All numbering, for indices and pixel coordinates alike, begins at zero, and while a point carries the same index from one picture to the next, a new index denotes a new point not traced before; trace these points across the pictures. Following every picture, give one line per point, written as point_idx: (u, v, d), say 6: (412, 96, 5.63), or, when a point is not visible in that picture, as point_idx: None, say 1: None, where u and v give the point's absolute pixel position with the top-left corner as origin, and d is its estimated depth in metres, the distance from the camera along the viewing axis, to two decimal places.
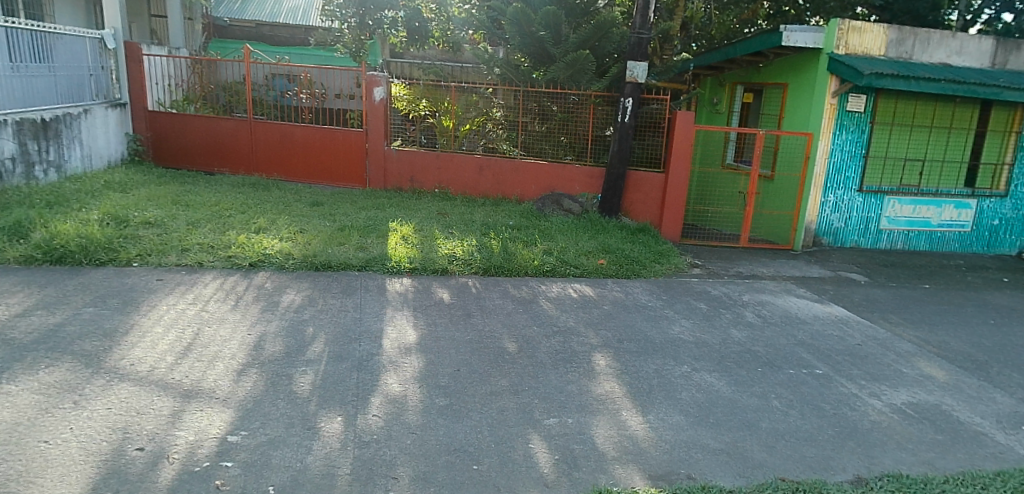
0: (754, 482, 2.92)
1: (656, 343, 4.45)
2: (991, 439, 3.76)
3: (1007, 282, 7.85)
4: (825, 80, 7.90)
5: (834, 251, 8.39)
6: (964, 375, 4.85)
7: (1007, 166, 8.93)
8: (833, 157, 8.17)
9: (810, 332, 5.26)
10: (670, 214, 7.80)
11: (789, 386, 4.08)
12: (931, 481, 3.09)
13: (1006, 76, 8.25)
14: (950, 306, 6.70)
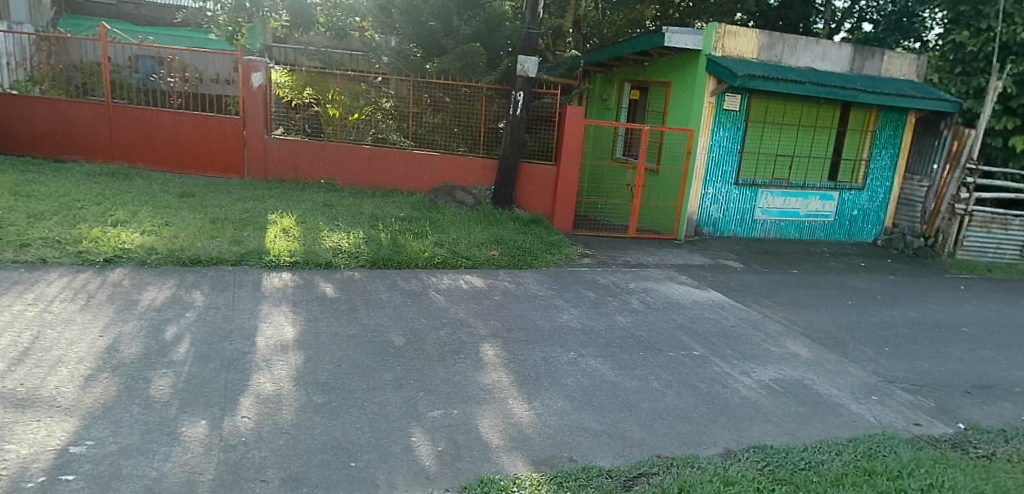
0: (633, 460, 3.04)
1: (544, 331, 4.53)
2: (845, 409, 4.13)
3: (862, 266, 8.63)
4: (704, 80, 8.36)
5: (714, 240, 8.88)
6: (824, 351, 5.29)
7: (864, 163, 9.72)
8: (711, 152, 8.66)
9: (690, 317, 5.54)
10: (562, 206, 7.92)
11: (668, 368, 4.28)
12: (792, 450, 3.34)
13: (862, 81, 9.00)
14: (814, 289, 7.28)
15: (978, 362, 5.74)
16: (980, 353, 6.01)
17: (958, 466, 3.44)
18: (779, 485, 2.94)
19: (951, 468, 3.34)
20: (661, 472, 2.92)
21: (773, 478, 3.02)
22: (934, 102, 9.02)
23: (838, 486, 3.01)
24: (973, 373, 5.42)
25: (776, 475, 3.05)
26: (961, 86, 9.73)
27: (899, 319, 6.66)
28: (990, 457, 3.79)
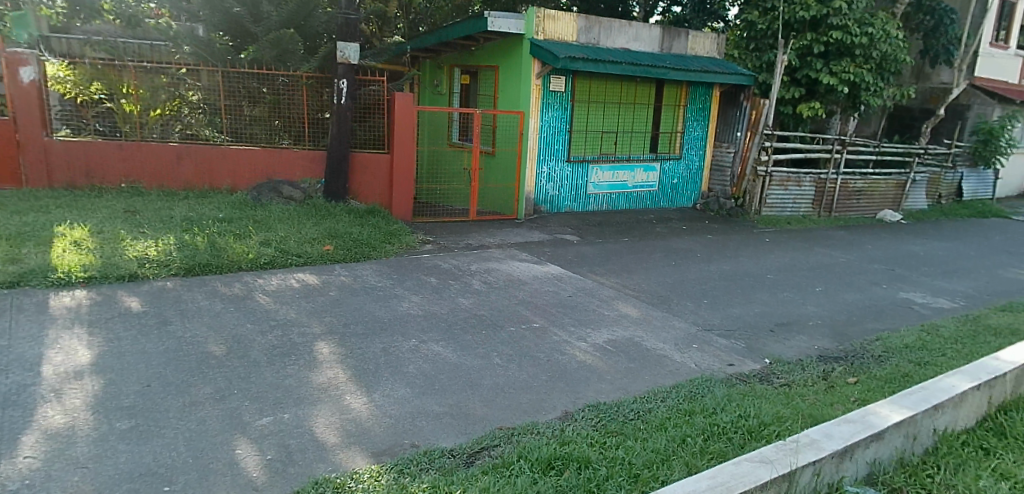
0: (474, 436, 3.16)
1: (383, 322, 4.45)
2: (671, 360, 4.53)
3: (683, 228, 9.40)
4: (529, 64, 8.54)
5: (551, 216, 9.21)
6: (652, 310, 5.70)
7: (679, 134, 10.55)
8: (543, 133, 8.89)
9: (529, 291, 5.72)
10: (399, 194, 7.78)
11: (508, 343, 4.39)
12: (623, 404, 3.68)
13: (671, 59, 9.73)
14: (643, 253, 7.82)
15: (781, 303, 6.51)
16: (781, 296, 6.82)
17: (762, 396, 3.99)
18: (610, 437, 3.24)
19: (757, 398, 3.88)
20: (502, 443, 3.08)
21: (605, 432, 3.31)
22: (732, 76, 10.06)
23: (662, 430, 3.37)
24: (776, 314, 6.14)
25: (608, 428, 3.35)
26: (755, 60, 11.01)
27: (715, 274, 7.34)
28: (787, 384, 4.36)
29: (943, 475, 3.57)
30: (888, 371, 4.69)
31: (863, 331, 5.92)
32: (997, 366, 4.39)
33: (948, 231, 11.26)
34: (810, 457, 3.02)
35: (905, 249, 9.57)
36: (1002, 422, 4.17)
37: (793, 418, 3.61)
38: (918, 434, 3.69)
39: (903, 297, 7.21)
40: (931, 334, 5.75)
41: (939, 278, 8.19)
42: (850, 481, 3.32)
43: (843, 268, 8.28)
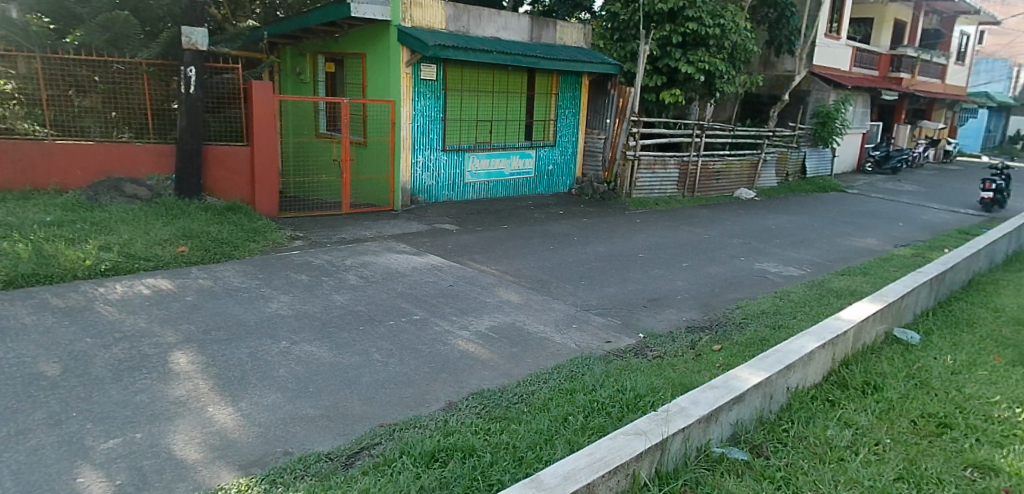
0: (353, 437, 3.02)
1: (249, 325, 4.16)
2: (552, 342, 4.60)
3: (560, 213, 9.61)
4: (397, 51, 8.32)
5: (428, 206, 9.07)
6: (533, 294, 5.77)
7: (552, 122, 10.72)
8: (416, 122, 8.73)
9: (408, 283, 5.59)
10: (263, 190, 7.36)
11: (388, 337, 4.25)
12: (506, 389, 3.68)
13: (541, 49, 9.87)
14: (522, 239, 7.90)
15: (652, 280, 6.82)
16: (652, 273, 7.14)
17: (638, 369, 4.16)
18: (493, 423, 3.23)
19: (632, 372, 4.04)
20: (383, 440, 2.98)
21: (489, 418, 3.30)
22: (598, 65, 10.39)
23: (544, 410, 3.42)
24: (648, 290, 6.42)
25: (492, 414, 3.35)
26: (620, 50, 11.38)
27: (592, 255, 7.55)
28: (660, 356, 4.57)
29: (797, 428, 3.89)
30: (748, 336, 5.05)
31: (726, 301, 6.33)
32: (838, 326, 4.84)
33: (795, 206, 12.33)
34: (680, 424, 3.19)
35: (759, 224, 10.37)
36: (844, 375, 4.61)
37: (664, 388, 3.80)
38: (775, 393, 3.99)
39: (760, 268, 7.80)
40: (784, 300, 6.26)
41: (789, 248, 8.94)
42: (717, 442, 3.55)
43: (706, 243, 8.83)
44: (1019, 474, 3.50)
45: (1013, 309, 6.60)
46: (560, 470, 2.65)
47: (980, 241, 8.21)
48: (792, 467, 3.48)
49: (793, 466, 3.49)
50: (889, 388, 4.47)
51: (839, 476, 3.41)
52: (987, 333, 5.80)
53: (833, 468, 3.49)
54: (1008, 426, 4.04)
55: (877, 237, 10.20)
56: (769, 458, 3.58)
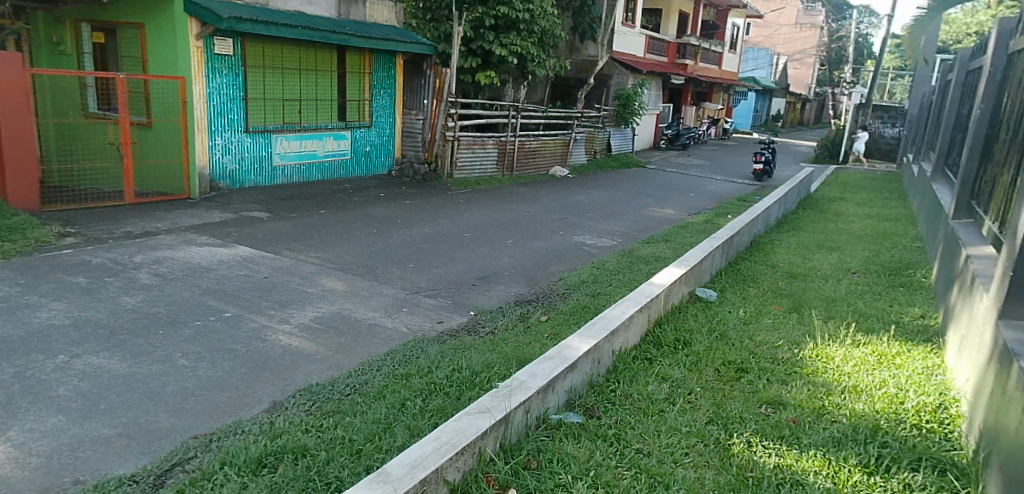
0: (162, 453, 2.66)
1: (13, 341, 3.51)
2: (383, 328, 4.44)
3: (381, 195, 9.33)
4: (184, 22, 7.44)
5: (234, 193, 8.31)
6: (358, 280, 5.52)
7: (367, 102, 10.34)
8: (211, 101, 7.94)
9: (215, 278, 5.07)
10: (14, 181, 6.25)
11: (195, 339, 3.82)
12: (337, 381, 3.47)
13: (350, 25, 9.43)
14: (343, 224, 7.55)
15: (479, 259, 6.87)
16: (478, 251, 7.20)
17: (471, 347, 4.16)
18: (327, 419, 3.02)
19: (467, 351, 4.03)
20: (200, 453, 2.65)
21: (321, 414, 3.09)
22: (412, 45, 10.17)
23: (380, 399, 3.28)
24: (476, 269, 6.45)
25: (324, 409, 3.14)
26: (433, 31, 11.32)
27: (417, 237, 7.42)
28: (492, 332, 4.61)
29: (622, 387, 4.12)
30: (572, 305, 5.27)
31: (549, 274, 6.56)
32: (652, 290, 5.22)
33: (605, 182, 13.14)
34: (521, 398, 3.25)
35: (573, 200, 10.91)
36: (658, 334, 4.98)
37: (500, 363, 3.83)
38: (602, 358, 4.19)
39: (577, 240, 8.20)
40: (601, 269, 6.62)
41: (601, 221, 9.51)
42: (554, 409, 3.65)
43: (527, 220, 9.09)
44: (802, 405, 4.02)
45: (786, 264, 7.60)
46: (406, 460, 2.55)
47: (758, 207, 9.34)
48: (621, 423, 3.69)
49: (622, 423, 3.70)
50: (696, 342, 4.91)
51: (661, 426, 3.68)
52: (768, 286, 6.61)
53: (655, 420, 3.75)
54: (791, 365, 4.61)
55: (676, 207, 11.20)
56: (601, 417, 3.74)
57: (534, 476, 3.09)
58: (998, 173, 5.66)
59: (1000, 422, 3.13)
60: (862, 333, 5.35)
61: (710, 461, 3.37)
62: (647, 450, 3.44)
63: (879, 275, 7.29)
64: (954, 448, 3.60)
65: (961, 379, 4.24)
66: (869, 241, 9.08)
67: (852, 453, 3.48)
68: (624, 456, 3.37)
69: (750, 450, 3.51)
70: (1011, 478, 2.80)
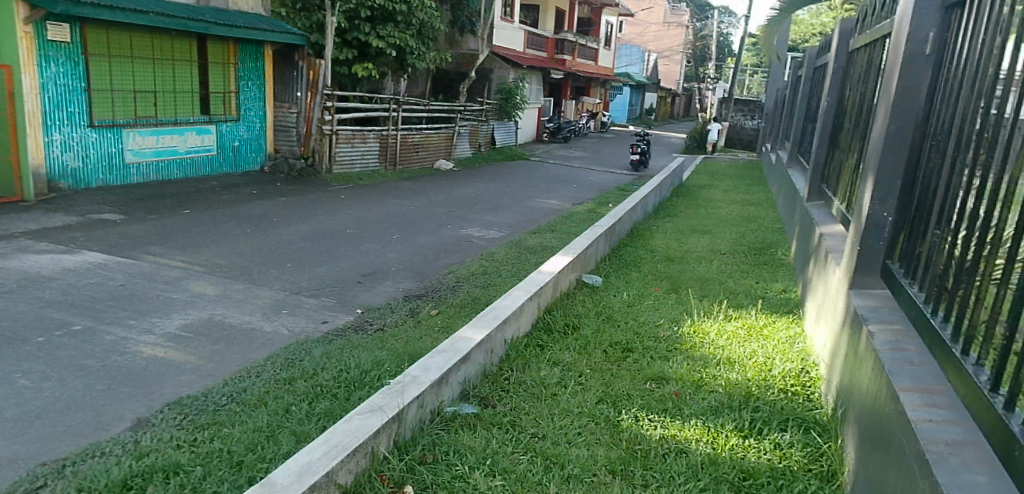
0: (6, 486, 2.37)
1: None
2: (261, 332, 4.19)
3: (253, 194, 8.83)
4: (9, 6, 6.60)
5: (82, 195, 7.55)
6: (230, 283, 5.19)
7: (233, 94, 9.78)
8: (45, 93, 7.15)
9: (63, 289, 4.58)
10: None
11: (40, 357, 3.43)
12: (213, 391, 3.24)
13: (210, 13, 8.86)
14: (212, 225, 7.07)
15: (363, 256, 6.67)
16: (362, 248, 6.99)
17: (359, 346, 4.04)
18: (201, 432, 2.80)
19: (355, 350, 3.91)
20: (52, 482, 2.38)
21: (195, 427, 2.86)
22: (281, 35, 9.61)
23: (261, 406, 3.09)
24: (361, 266, 6.26)
25: (197, 422, 2.91)
26: (304, 20, 10.96)
27: (296, 236, 7.10)
28: (381, 329, 4.51)
29: (515, 375, 4.14)
30: (462, 298, 5.26)
31: (437, 268, 6.48)
32: (541, 278, 5.29)
33: (490, 174, 13.20)
34: (414, 393, 3.19)
35: (459, 193, 10.87)
36: (548, 320, 5.06)
37: (390, 360, 3.75)
38: (495, 347, 4.20)
39: (465, 233, 8.17)
40: (490, 261, 6.63)
41: (488, 214, 9.54)
42: (448, 402, 3.60)
43: (413, 215, 8.95)
44: (683, 378, 4.22)
45: (664, 248, 7.98)
46: (292, 467, 2.42)
47: (637, 195, 9.74)
48: (516, 410, 3.71)
49: (517, 409, 3.72)
50: (584, 326, 5.04)
51: (554, 409, 3.73)
52: (649, 269, 6.90)
53: (549, 403, 3.80)
54: (672, 342, 4.84)
55: (560, 198, 11.45)
56: (495, 406, 3.74)
57: (430, 470, 3.03)
58: (844, 159, 6.24)
59: (854, 379, 3.44)
60: (734, 308, 5.71)
61: (601, 439, 3.46)
62: (541, 433, 3.48)
63: (746, 255, 7.82)
64: (815, 407, 3.92)
65: (818, 344, 4.63)
66: (736, 224, 9.72)
67: (729, 419, 3.70)
68: (519, 441, 3.39)
69: (638, 424, 3.64)
70: (865, 428, 3.08)
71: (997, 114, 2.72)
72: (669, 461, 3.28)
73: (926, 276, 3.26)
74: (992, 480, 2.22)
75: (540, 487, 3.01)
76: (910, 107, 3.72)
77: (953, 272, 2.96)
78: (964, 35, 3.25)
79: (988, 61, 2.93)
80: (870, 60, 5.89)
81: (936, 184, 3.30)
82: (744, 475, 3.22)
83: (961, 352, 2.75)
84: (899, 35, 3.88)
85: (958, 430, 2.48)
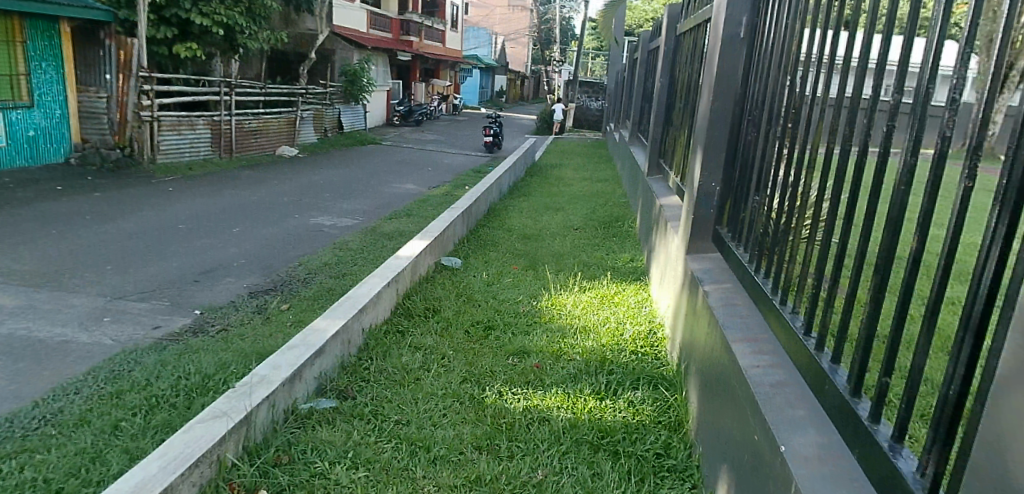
0: None
1: None
2: (77, 343, 3.75)
3: (60, 190, 7.82)
4: None
5: None
6: (37, 292, 4.58)
7: (22, 76, 8.41)
8: None
9: None
10: None
11: None
12: (21, 415, 2.86)
13: None
14: (10, 228, 6.19)
15: (200, 252, 6.17)
16: (199, 244, 6.45)
17: (200, 350, 3.75)
18: (7, 462, 2.46)
19: (195, 355, 3.63)
20: None
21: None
22: (77, 9, 8.50)
23: (83, 426, 2.77)
24: (197, 263, 5.78)
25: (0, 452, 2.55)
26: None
27: (118, 235, 6.41)
28: (225, 329, 4.21)
29: (375, 363, 4.03)
30: (315, 290, 5.04)
31: (286, 261, 6.15)
32: (398, 264, 5.19)
33: (338, 161, 12.70)
34: (264, 393, 3.00)
35: (305, 181, 10.35)
36: (407, 305, 4.96)
37: (237, 362, 3.50)
38: (352, 338, 4.05)
39: (315, 222, 7.81)
40: (343, 250, 6.39)
41: (338, 201, 9.17)
42: (303, 398, 3.43)
43: (256, 206, 8.40)
44: (543, 350, 4.33)
45: (520, 227, 8.14)
46: (122, 487, 2.18)
47: (491, 176, 9.84)
48: (377, 399, 3.61)
49: (378, 398, 3.62)
50: (445, 308, 5.01)
51: (417, 394, 3.68)
52: (506, 249, 7.00)
53: (411, 389, 3.74)
54: (531, 316, 4.96)
55: (414, 182, 11.27)
56: (355, 397, 3.62)
57: (286, 472, 2.87)
58: (678, 136, 6.69)
59: (693, 335, 3.72)
60: (588, 280, 5.94)
61: (466, 417, 3.47)
62: (405, 419, 3.42)
63: (597, 229, 8.17)
64: (662, 364, 4.19)
65: (662, 307, 4.95)
66: (586, 201, 10.12)
67: (587, 383, 3.86)
68: (382, 429, 3.30)
69: (502, 398, 3.68)
70: (705, 379, 3.33)
71: (801, 87, 3.02)
72: (532, 430, 3.36)
73: (750, 237, 3.58)
74: (810, 412, 2.48)
75: (405, 472, 2.95)
76: (731, 86, 4.07)
77: (770, 233, 3.27)
78: (771, 19, 3.59)
79: (791, 41, 3.25)
80: (694, 43, 6.34)
81: (753, 155, 3.62)
82: (602, 434, 3.38)
83: (781, 303, 3.04)
84: (718, 21, 4.22)
85: (781, 372, 2.76)
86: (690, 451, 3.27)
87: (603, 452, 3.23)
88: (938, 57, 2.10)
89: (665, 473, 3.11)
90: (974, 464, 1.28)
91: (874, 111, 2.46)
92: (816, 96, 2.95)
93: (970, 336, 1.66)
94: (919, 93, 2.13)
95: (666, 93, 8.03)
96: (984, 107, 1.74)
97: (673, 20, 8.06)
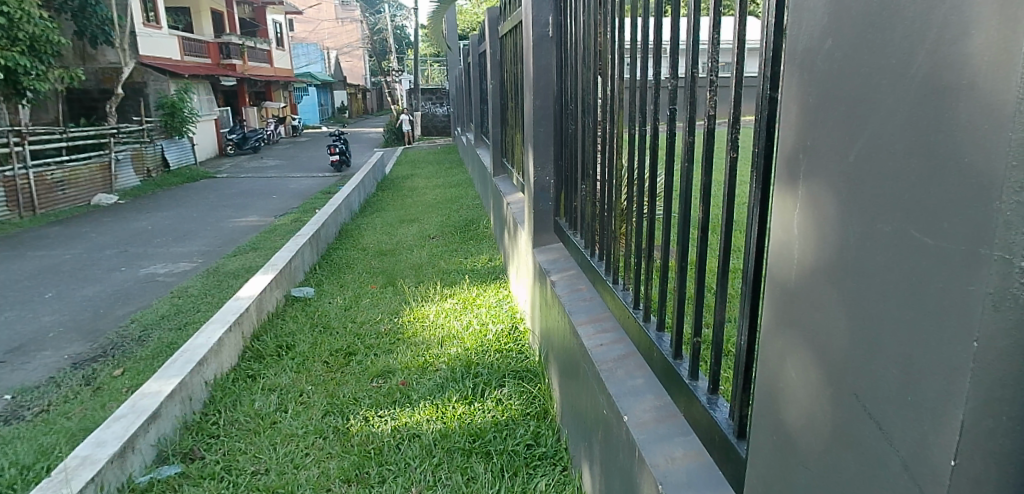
0: None
1: None
2: None
3: None
4: None
5: None
6: None
7: None
8: None
9: None
10: None
11: None
12: None
13: None
14: None
15: (6, 327, 5.52)
16: (5, 319, 5.76)
17: (19, 437, 3.43)
18: None
19: (10, 445, 3.31)
20: None
21: None
22: None
23: None
24: (5, 342, 5.17)
25: None
26: None
27: None
28: (44, 410, 3.84)
29: (224, 416, 3.76)
30: (152, 348, 4.65)
31: (116, 321, 5.61)
32: (240, 305, 4.88)
33: (165, 202, 11.74)
34: (86, 476, 2.71)
35: (130, 228, 9.46)
36: (257, 347, 4.67)
37: (63, 446, 3.22)
38: (194, 393, 3.76)
39: (147, 272, 7.16)
40: (181, 298, 5.91)
41: (172, 245, 8.47)
42: (141, 470, 3.15)
43: (71, 265, 7.56)
44: (408, 366, 4.27)
45: (375, 244, 7.96)
46: None
47: (338, 197, 9.51)
48: (230, 454, 3.38)
49: (230, 452, 3.39)
50: (299, 343, 4.78)
51: (275, 439, 3.48)
52: (362, 269, 6.83)
53: (269, 435, 3.54)
54: (393, 334, 4.87)
55: (256, 213, 10.67)
56: (204, 457, 3.36)
57: None
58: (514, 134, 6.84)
59: (548, 325, 3.83)
60: (449, 287, 5.93)
61: (332, 451, 3.33)
62: (264, 468, 3.23)
63: (453, 235, 8.18)
64: (526, 357, 4.28)
65: (523, 301, 5.05)
66: (441, 208, 10.10)
67: (455, 391, 3.85)
68: (238, 484, 3.10)
69: (369, 424, 3.59)
70: (562, 365, 3.45)
71: (604, 76, 3.16)
72: (401, 450, 3.30)
73: (582, 224, 3.73)
74: (647, 379, 2.62)
75: None
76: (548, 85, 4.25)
77: (597, 218, 3.41)
78: (569, 16, 3.77)
79: (589, 33, 3.40)
80: (514, 44, 6.51)
81: (575, 146, 3.79)
82: (472, 438, 3.38)
83: (613, 282, 3.18)
84: (527, 21, 4.40)
85: (622, 346, 2.91)
86: (558, 436, 3.38)
87: (475, 456, 3.23)
88: (697, 35, 2.26)
89: (537, 462, 3.18)
90: (759, 412, 1.35)
91: (657, 90, 2.60)
92: (611, 82, 3.10)
93: (751, 291, 1.77)
94: (687, 72, 2.29)
95: (499, 94, 8.18)
96: (735, 82, 1.89)
97: (494, 21, 8.22)
